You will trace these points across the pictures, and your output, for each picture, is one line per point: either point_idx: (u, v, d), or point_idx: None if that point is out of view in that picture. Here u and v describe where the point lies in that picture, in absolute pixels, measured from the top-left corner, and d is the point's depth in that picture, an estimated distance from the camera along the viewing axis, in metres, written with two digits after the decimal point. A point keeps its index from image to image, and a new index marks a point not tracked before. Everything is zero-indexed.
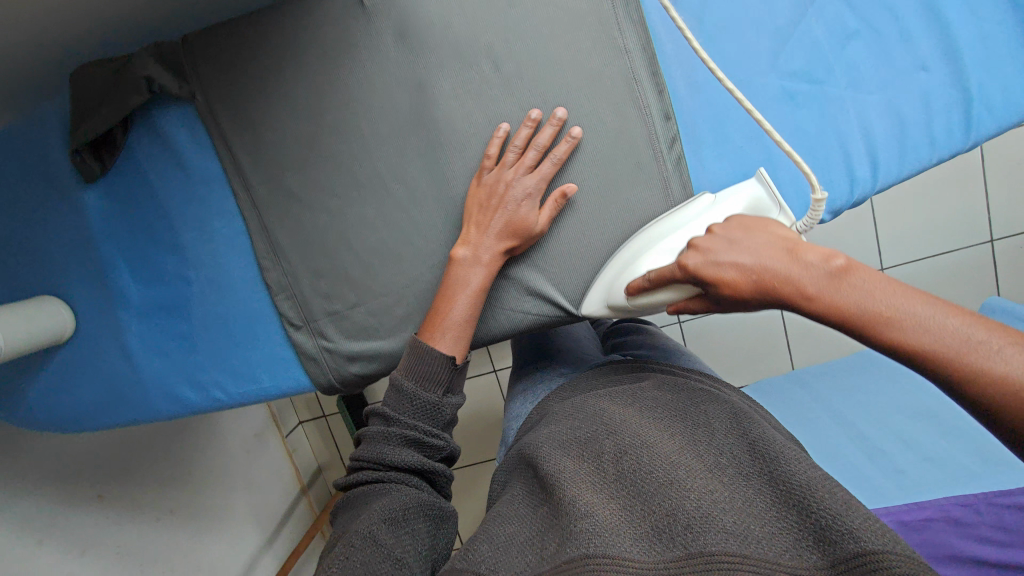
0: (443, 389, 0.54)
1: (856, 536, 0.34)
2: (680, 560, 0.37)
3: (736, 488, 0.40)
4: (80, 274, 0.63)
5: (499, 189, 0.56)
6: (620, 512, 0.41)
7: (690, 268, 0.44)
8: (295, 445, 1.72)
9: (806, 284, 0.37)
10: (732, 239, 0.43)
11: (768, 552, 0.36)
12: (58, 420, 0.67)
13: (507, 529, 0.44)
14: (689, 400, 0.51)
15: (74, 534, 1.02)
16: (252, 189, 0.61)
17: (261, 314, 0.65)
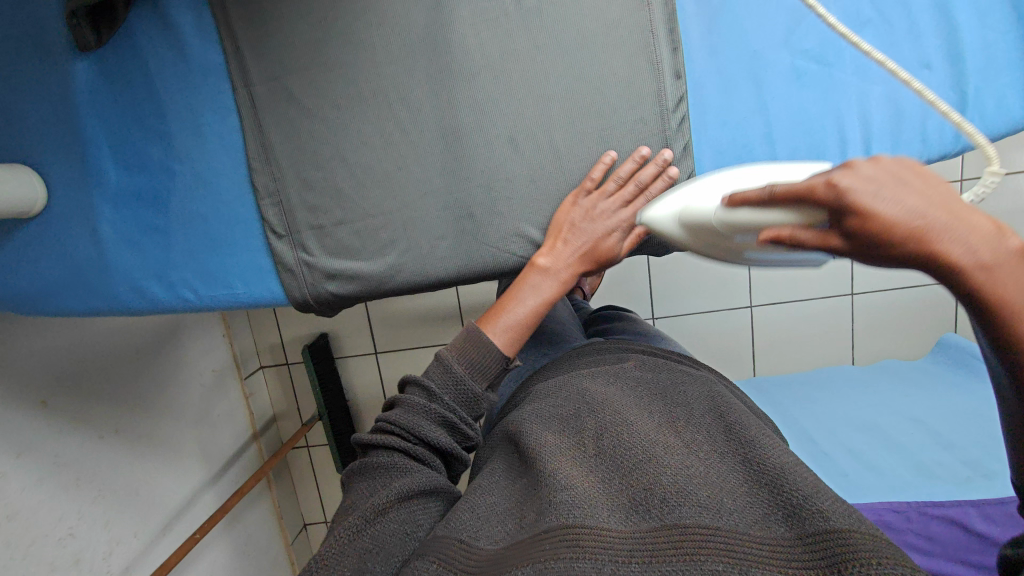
0: (487, 383, 0.61)
1: (822, 512, 0.42)
2: (655, 529, 0.45)
3: (708, 478, 0.49)
4: (57, 148, 0.61)
5: (594, 217, 0.60)
6: (601, 494, 0.50)
7: (842, 189, 0.32)
8: (253, 389, 1.70)
9: (987, 254, 0.30)
10: (905, 175, 0.31)
11: (737, 522, 0.44)
12: (13, 297, 0.65)
13: (488, 500, 0.54)
14: (669, 409, 0.60)
15: (14, 435, 0.96)
16: (252, 86, 0.60)
17: (244, 218, 0.63)
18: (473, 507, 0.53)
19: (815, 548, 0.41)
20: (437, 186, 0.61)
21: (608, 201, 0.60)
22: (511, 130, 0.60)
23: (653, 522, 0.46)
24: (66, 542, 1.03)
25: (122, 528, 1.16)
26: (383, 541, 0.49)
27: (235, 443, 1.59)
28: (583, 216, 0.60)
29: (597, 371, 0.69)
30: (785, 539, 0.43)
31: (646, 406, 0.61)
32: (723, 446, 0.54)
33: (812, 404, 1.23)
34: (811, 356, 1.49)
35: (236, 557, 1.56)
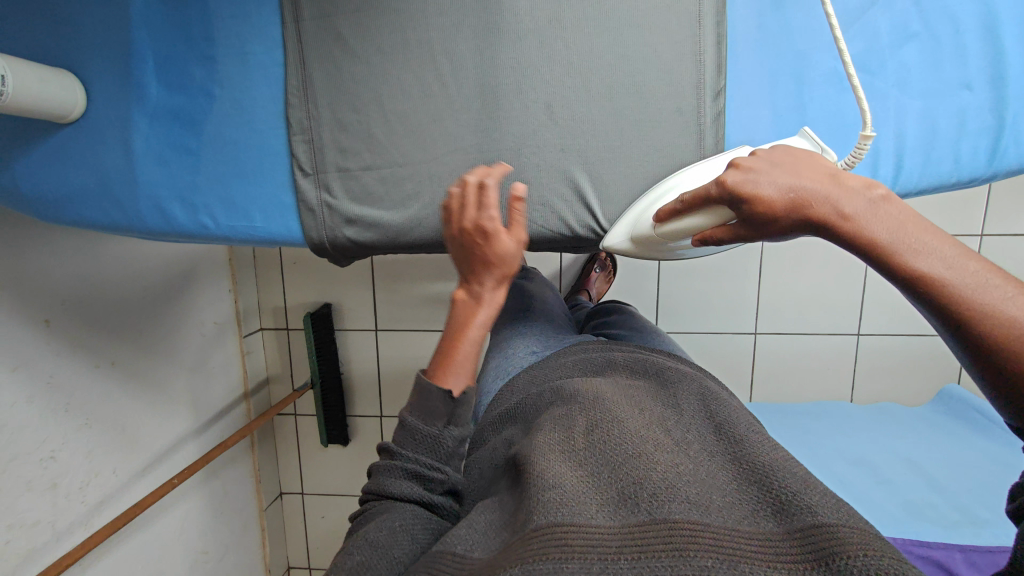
0: (443, 423, 0.60)
1: (807, 502, 0.44)
2: (644, 523, 0.44)
3: (703, 478, 0.49)
4: (102, 55, 0.62)
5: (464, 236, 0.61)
6: (589, 489, 0.49)
7: (729, 183, 0.49)
8: (250, 349, 1.72)
9: (843, 205, 0.44)
10: (773, 164, 0.48)
11: (728, 522, 0.44)
12: (36, 199, 0.65)
13: (484, 514, 0.53)
14: (665, 412, 0.60)
15: (13, 346, 0.97)
16: (302, 22, 0.61)
17: (274, 151, 0.64)
18: (470, 522, 0.52)
19: (803, 541, 0.41)
20: (467, 144, 0.62)
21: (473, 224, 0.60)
22: (547, 97, 0.60)
23: (642, 517, 0.44)
24: (46, 464, 1.03)
25: (102, 461, 1.16)
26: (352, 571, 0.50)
27: (224, 398, 1.60)
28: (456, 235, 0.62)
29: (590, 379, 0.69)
30: (775, 536, 0.43)
31: (635, 405, 0.61)
32: (707, 447, 0.54)
33: (823, 427, 1.25)
34: (810, 392, 1.48)
35: (209, 512, 1.55)
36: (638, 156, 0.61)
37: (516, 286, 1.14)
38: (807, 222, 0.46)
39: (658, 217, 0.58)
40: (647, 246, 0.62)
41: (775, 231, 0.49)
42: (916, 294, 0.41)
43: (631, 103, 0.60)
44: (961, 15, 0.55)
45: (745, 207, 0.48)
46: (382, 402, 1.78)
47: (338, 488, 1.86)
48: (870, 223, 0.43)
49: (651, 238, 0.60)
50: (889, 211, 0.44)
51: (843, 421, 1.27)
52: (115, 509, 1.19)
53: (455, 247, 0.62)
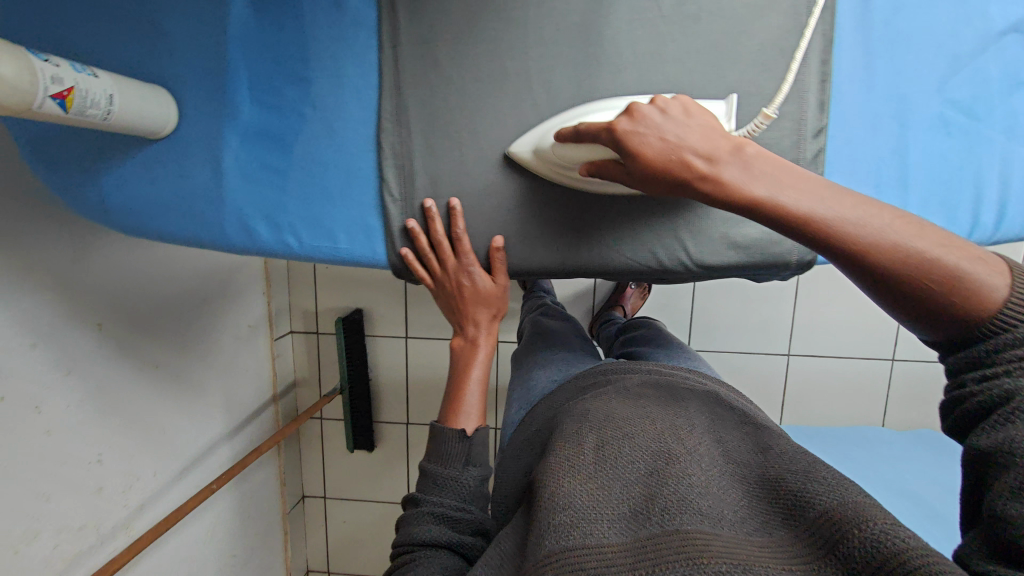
0: (462, 463, 0.67)
1: (817, 503, 0.43)
2: (656, 535, 0.42)
3: (712, 481, 0.47)
4: (196, 73, 0.62)
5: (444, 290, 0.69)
6: (599, 497, 0.46)
7: (621, 131, 0.49)
8: (280, 351, 1.72)
9: (728, 173, 0.45)
10: (665, 117, 0.48)
11: (740, 533, 0.42)
12: (124, 213, 0.65)
13: (501, 546, 0.51)
14: (670, 406, 0.58)
15: (66, 349, 0.96)
16: (399, 47, 0.61)
17: (363, 174, 0.64)
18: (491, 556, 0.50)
19: (818, 547, 0.40)
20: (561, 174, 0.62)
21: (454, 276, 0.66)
22: None
23: (653, 531, 0.42)
24: (93, 468, 1.03)
25: (143, 464, 1.15)
26: None
27: (255, 401, 1.60)
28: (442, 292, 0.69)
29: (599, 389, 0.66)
30: (790, 544, 0.41)
31: (641, 406, 0.58)
32: (717, 451, 0.52)
33: (862, 455, 1.23)
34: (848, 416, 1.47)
35: (237, 515, 1.55)
36: None
37: (536, 321, 1.13)
38: (679, 181, 0.47)
39: (559, 136, 0.56)
40: (549, 170, 0.60)
41: (653, 183, 0.50)
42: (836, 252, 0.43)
43: None
44: None
45: (629, 159, 0.49)
46: (408, 409, 1.78)
47: (361, 493, 1.86)
48: (750, 184, 0.45)
49: (553, 162, 0.58)
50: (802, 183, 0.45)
51: (879, 449, 1.26)
52: (154, 512, 1.19)
53: (443, 296, 0.69)
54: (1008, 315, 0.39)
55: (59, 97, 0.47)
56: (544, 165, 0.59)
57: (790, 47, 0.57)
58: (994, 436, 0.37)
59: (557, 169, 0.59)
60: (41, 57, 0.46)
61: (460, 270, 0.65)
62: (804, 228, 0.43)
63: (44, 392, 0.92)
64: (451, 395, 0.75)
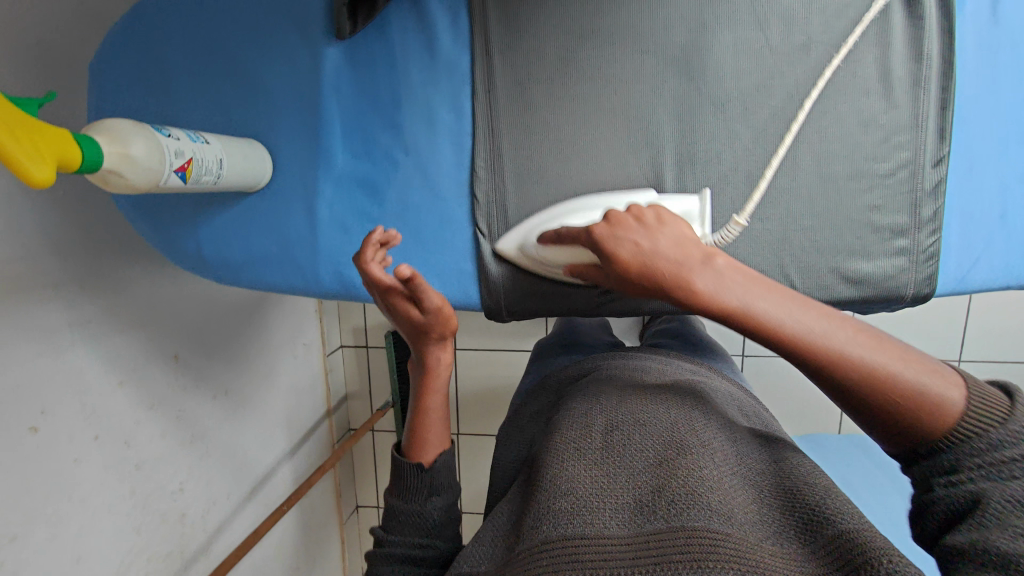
0: (426, 494, 0.59)
1: (837, 524, 0.39)
2: (660, 530, 0.39)
3: (725, 476, 0.44)
4: (291, 127, 0.62)
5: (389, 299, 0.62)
6: (603, 487, 0.44)
7: (597, 236, 0.48)
8: (332, 366, 1.74)
9: (701, 282, 0.42)
10: (644, 220, 0.46)
11: (751, 534, 0.39)
12: (220, 263, 0.66)
13: (497, 524, 0.49)
14: (683, 401, 0.55)
15: (150, 385, 0.99)
16: (494, 92, 0.60)
17: (454, 217, 0.63)
18: (482, 538, 0.49)
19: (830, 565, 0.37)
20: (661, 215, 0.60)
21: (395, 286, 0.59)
22: (747, 164, 0.58)
23: (658, 526, 0.40)
24: (176, 496, 1.06)
25: (219, 488, 1.19)
26: None
27: (312, 417, 1.62)
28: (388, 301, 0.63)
29: (613, 378, 0.63)
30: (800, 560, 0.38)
31: (653, 396, 0.55)
32: (730, 451, 0.48)
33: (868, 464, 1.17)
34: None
35: (300, 530, 1.58)
36: (846, 228, 0.58)
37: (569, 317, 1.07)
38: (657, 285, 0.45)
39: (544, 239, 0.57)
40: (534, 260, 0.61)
41: (631, 287, 0.48)
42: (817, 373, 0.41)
43: (842, 170, 0.57)
44: None
45: (603, 255, 0.48)
46: None
47: None
48: (720, 294, 0.42)
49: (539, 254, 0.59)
50: (768, 297, 0.42)
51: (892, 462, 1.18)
52: (230, 535, 1.23)
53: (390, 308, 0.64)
54: (963, 429, 0.37)
55: (180, 170, 0.47)
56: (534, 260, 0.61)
57: (908, 74, 0.55)
58: (967, 533, 0.34)
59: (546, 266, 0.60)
60: (165, 133, 0.46)
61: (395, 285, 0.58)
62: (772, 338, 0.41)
63: (133, 427, 0.95)
64: (411, 416, 0.64)
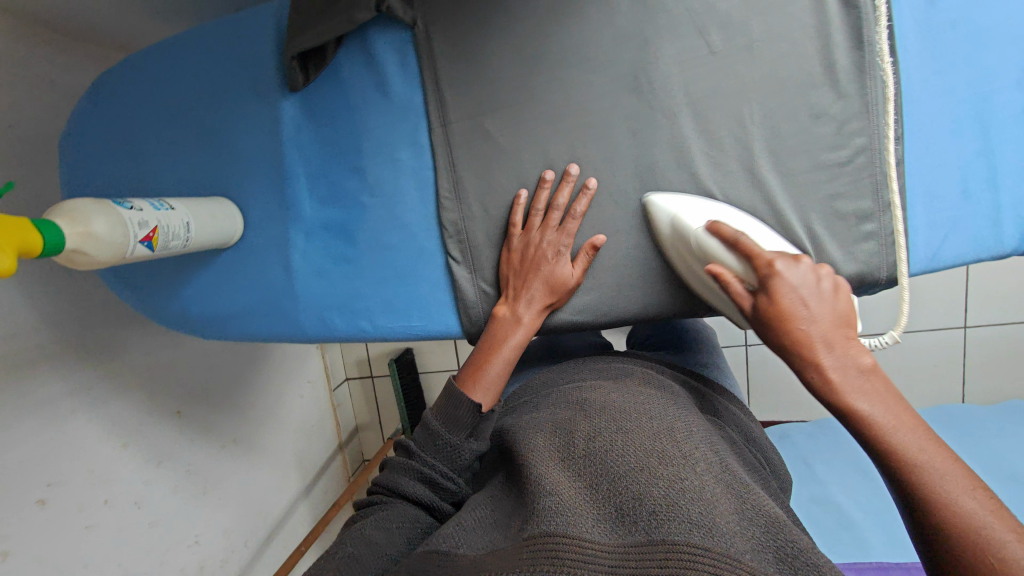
0: (466, 433, 0.55)
1: (821, 565, 0.36)
2: (639, 543, 0.36)
3: (710, 482, 0.41)
4: (258, 181, 0.63)
5: (530, 245, 0.60)
6: (584, 493, 0.41)
7: (773, 269, 0.46)
8: (339, 401, 1.75)
9: (829, 368, 0.43)
10: (818, 288, 0.45)
11: (735, 545, 0.36)
12: (204, 319, 0.67)
13: (478, 512, 0.47)
14: (669, 402, 0.52)
15: (155, 444, 1.00)
16: (449, 125, 0.60)
17: (426, 250, 0.64)
18: (460, 518, 0.46)
19: None
20: (631, 225, 0.61)
21: (554, 235, 0.59)
22: (707, 168, 0.58)
23: (639, 536, 0.37)
24: (193, 549, 1.07)
25: (237, 536, 1.19)
26: (365, 557, 0.46)
27: (324, 453, 1.63)
28: (517, 247, 0.60)
29: (598, 380, 0.61)
30: None
31: (640, 395, 0.52)
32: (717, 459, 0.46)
33: None
34: (941, 395, 1.34)
35: None
36: (813, 220, 0.58)
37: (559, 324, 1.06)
38: (787, 342, 0.45)
39: (712, 228, 0.52)
40: (676, 244, 0.57)
41: (764, 328, 0.47)
42: (896, 486, 0.39)
43: (801, 164, 0.57)
44: None
45: (766, 292, 0.46)
46: None
47: None
48: (843, 388, 0.42)
49: (684, 238, 0.55)
50: (883, 408, 0.41)
51: None
52: None
53: (512, 253, 0.61)
54: None
55: (146, 239, 0.48)
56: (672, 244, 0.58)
57: (853, 62, 0.55)
58: None
59: (679, 253, 0.58)
60: (126, 206, 0.48)
61: (556, 240, 0.59)
62: (865, 432, 0.41)
63: (143, 487, 0.96)
64: (478, 352, 0.61)
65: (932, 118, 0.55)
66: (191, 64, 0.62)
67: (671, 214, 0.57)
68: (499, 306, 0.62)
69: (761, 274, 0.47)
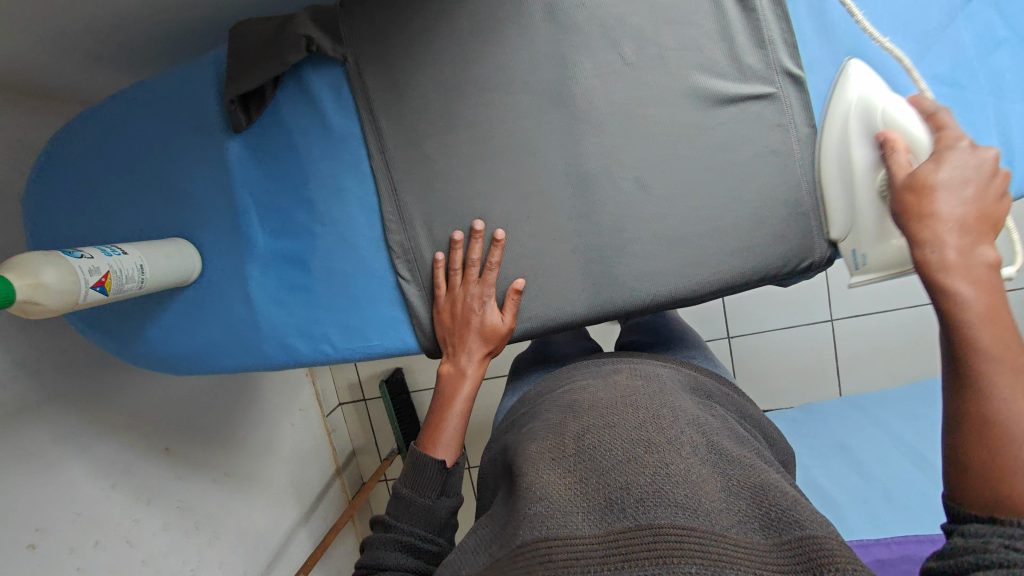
0: (437, 493, 0.60)
1: (800, 521, 0.37)
2: (628, 531, 0.37)
3: (693, 462, 0.42)
4: (213, 220, 0.66)
5: (457, 304, 0.64)
6: (575, 488, 0.42)
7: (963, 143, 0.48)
8: (334, 426, 1.76)
9: (945, 251, 0.46)
10: (973, 178, 0.47)
11: (717, 523, 0.37)
12: (172, 356, 0.70)
13: (479, 528, 0.47)
14: (654, 388, 0.53)
15: (143, 483, 1.02)
16: (388, 152, 0.63)
17: (379, 271, 0.66)
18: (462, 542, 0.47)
19: (791, 555, 0.36)
20: (568, 231, 0.63)
21: (474, 292, 0.63)
22: (636, 170, 0.61)
23: (627, 523, 0.38)
24: None
25: (234, 568, 1.20)
26: None
27: (321, 479, 1.63)
28: (445, 309, 0.65)
29: (588, 375, 0.61)
30: (765, 552, 0.37)
31: (626, 387, 0.53)
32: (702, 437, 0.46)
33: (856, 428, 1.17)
34: (926, 369, 1.35)
35: None
36: (741, 212, 0.61)
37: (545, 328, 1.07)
38: (920, 213, 0.47)
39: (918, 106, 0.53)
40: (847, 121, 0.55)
41: (900, 196, 0.49)
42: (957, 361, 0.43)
43: (724, 160, 0.60)
44: None
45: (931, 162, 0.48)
46: None
47: None
48: (948, 271, 0.45)
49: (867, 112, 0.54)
50: (980, 296, 0.44)
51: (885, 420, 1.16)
52: None
53: (440, 317, 0.66)
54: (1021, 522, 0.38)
55: (99, 284, 0.51)
56: (840, 117, 0.56)
57: (759, 61, 0.57)
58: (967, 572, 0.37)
59: (842, 131, 0.56)
60: (77, 254, 0.51)
61: (478, 296, 0.63)
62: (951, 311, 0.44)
63: (133, 525, 0.97)
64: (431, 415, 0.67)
65: (840, 107, 0.58)
66: (138, 113, 0.64)
67: (863, 83, 0.55)
68: (443, 364, 0.68)
69: (943, 146, 0.49)
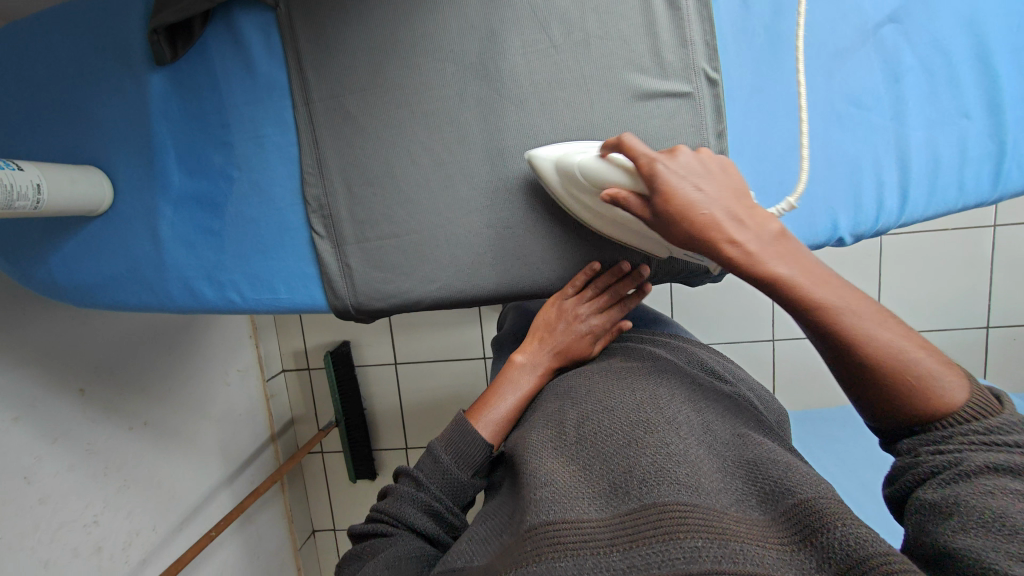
0: (473, 471, 0.58)
1: (794, 489, 0.38)
2: (634, 511, 0.37)
3: (691, 445, 0.43)
4: (128, 153, 0.65)
5: (569, 310, 0.64)
6: (578, 475, 0.42)
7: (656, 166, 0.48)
8: (274, 392, 1.71)
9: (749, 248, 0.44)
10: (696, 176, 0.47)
11: (717, 501, 0.37)
12: (74, 288, 0.68)
13: (482, 525, 0.46)
14: (654, 374, 0.54)
15: (50, 419, 0.99)
16: (312, 104, 0.63)
17: (292, 223, 0.66)
18: (471, 535, 0.45)
19: (790, 526, 0.36)
20: (481, 205, 0.63)
21: (586, 305, 0.64)
22: None
23: (633, 504, 0.38)
24: (90, 529, 1.06)
25: (142, 520, 1.18)
26: None
27: (253, 443, 1.61)
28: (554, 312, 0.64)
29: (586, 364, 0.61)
30: (765, 524, 0.36)
31: (626, 375, 0.54)
32: (697, 422, 0.47)
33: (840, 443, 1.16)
34: None
35: (249, 560, 1.54)
36: None
37: None
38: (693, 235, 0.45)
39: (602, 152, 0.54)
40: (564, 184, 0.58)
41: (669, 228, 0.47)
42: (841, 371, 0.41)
43: None
44: (947, 44, 0.60)
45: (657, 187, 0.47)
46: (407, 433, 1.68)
47: None
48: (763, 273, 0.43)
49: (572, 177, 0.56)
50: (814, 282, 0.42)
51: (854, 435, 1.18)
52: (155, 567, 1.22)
53: (546, 315, 0.65)
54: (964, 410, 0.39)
55: None
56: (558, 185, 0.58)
57: (678, 59, 0.59)
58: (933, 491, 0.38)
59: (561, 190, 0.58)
60: None
61: (590, 313, 0.64)
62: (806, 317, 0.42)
63: (33, 463, 0.95)
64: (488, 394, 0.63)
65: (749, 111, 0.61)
66: (58, 34, 0.63)
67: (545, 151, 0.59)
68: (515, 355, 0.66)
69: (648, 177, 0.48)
